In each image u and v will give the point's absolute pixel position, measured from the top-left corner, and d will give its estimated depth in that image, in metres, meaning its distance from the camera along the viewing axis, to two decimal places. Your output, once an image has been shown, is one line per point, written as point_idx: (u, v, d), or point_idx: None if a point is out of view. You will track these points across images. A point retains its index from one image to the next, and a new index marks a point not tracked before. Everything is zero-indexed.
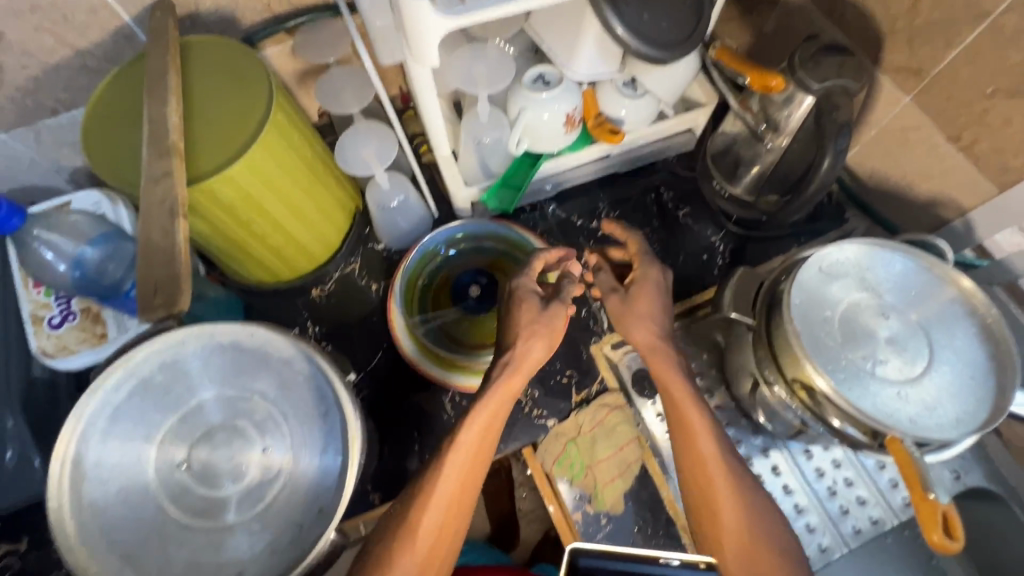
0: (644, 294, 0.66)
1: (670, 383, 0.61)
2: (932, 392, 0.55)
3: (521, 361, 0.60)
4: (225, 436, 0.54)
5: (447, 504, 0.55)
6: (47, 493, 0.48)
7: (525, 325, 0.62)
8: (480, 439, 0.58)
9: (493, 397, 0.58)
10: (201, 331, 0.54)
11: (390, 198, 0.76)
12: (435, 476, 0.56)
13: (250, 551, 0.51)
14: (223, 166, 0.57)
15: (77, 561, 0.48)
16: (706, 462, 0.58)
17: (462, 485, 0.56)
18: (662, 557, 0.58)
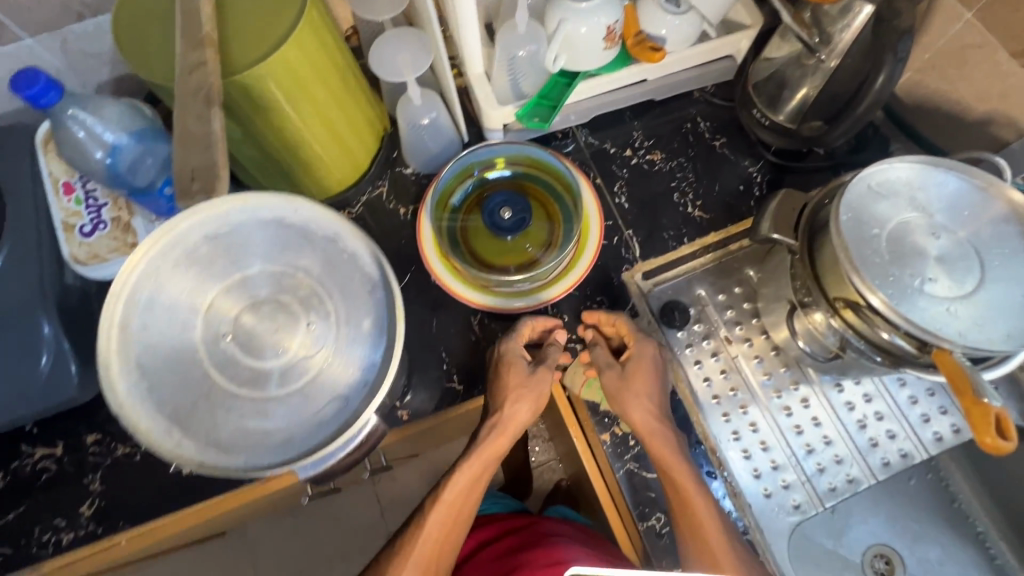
0: (640, 372, 0.66)
1: (666, 457, 0.64)
2: (983, 308, 0.54)
3: (506, 425, 0.66)
4: (270, 308, 0.53)
5: (427, 557, 0.64)
6: (98, 349, 0.48)
7: (506, 394, 0.66)
8: (468, 487, 0.67)
9: (476, 462, 0.67)
10: (246, 203, 0.53)
11: (422, 114, 0.73)
12: (417, 531, 0.65)
13: (296, 419, 0.51)
14: (258, 61, 0.55)
15: (128, 415, 0.48)
16: (703, 520, 0.62)
17: (442, 540, 0.65)
18: None
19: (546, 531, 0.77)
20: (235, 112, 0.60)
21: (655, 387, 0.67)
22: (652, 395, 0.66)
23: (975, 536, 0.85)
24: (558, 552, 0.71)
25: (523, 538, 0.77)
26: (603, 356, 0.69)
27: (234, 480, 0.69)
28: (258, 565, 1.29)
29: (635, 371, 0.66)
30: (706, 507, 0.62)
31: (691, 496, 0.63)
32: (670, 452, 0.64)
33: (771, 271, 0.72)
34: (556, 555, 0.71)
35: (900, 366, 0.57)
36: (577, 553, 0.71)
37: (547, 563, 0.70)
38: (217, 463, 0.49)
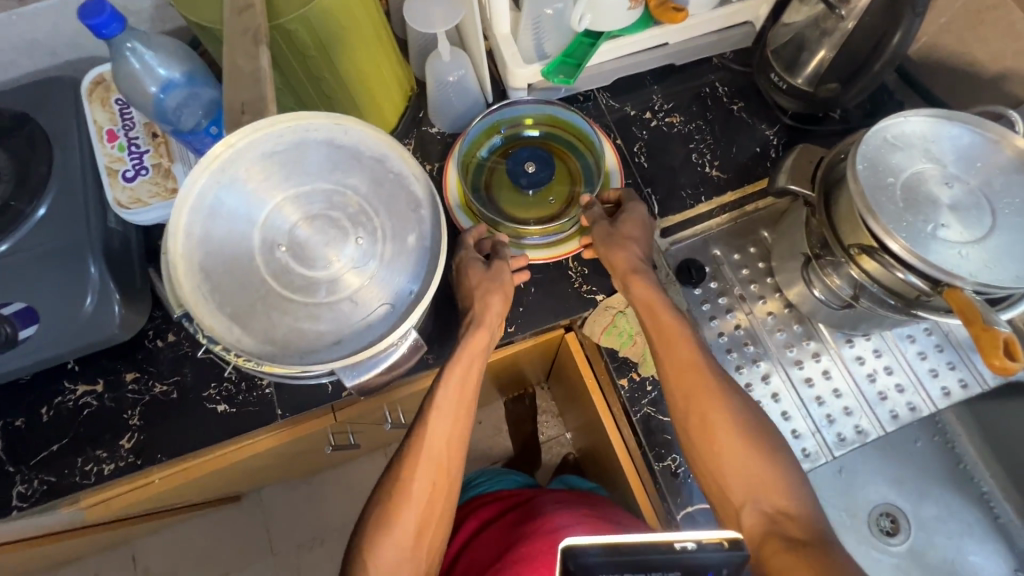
0: (630, 221, 0.72)
1: (650, 297, 0.67)
2: (993, 252, 0.56)
3: (483, 318, 0.67)
4: (324, 224, 0.52)
5: (437, 459, 0.63)
6: (163, 252, 0.47)
7: (479, 288, 0.68)
8: (462, 381, 0.65)
9: (464, 353, 0.66)
10: (300, 120, 0.51)
11: (449, 71, 0.75)
12: (420, 437, 0.63)
13: (348, 324, 0.51)
14: (302, 7, 0.57)
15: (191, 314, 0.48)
16: (698, 375, 0.63)
17: (449, 444, 0.63)
18: (677, 541, 0.43)
19: (543, 502, 0.77)
20: (278, 59, 0.63)
21: (642, 236, 0.71)
22: (633, 246, 0.70)
23: (980, 496, 0.87)
24: (554, 519, 0.71)
25: (521, 510, 0.77)
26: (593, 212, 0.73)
27: (265, 418, 0.72)
28: (273, 526, 1.32)
29: (624, 223, 0.71)
30: (697, 367, 0.63)
31: (678, 342, 0.65)
32: (660, 326, 0.66)
33: (786, 228, 0.75)
34: (552, 523, 0.71)
35: (912, 309, 0.59)
36: (576, 522, 0.71)
37: (542, 530, 0.70)
38: (274, 360, 0.49)
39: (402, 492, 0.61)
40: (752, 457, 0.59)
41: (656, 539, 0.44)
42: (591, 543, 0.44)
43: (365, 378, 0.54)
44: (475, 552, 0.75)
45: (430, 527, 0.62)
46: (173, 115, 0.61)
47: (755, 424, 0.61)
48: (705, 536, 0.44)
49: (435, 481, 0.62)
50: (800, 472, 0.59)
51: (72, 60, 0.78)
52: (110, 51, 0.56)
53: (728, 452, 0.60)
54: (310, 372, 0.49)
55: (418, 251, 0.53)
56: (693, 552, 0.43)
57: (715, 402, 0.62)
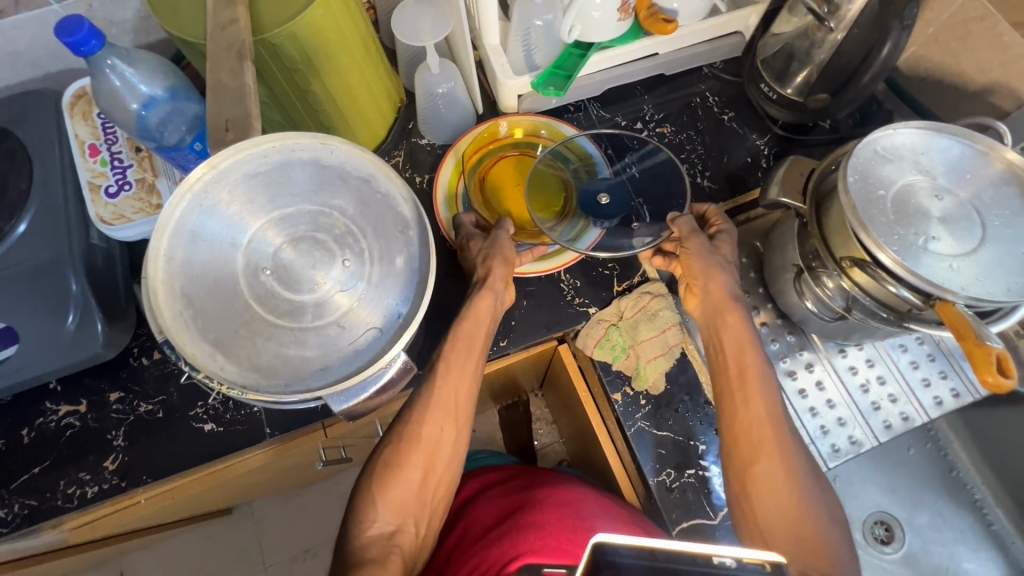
0: (726, 244, 0.70)
1: (734, 329, 0.65)
2: (984, 265, 0.56)
3: (490, 281, 0.66)
4: (309, 245, 0.51)
5: (446, 407, 0.62)
6: (143, 273, 0.46)
7: (489, 251, 0.69)
8: (469, 334, 0.64)
9: (478, 307, 0.65)
10: (286, 141, 0.50)
11: (438, 83, 0.74)
12: (432, 382, 0.63)
13: (335, 349, 0.50)
14: (286, 22, 0.56)
15: (172, 337, 0.46)
16: (768, 426, 0.60)
17: (456, 393, 0.63)
18: (714, 556, 0.42)
19: (547, 476, 0.78)
20: (264, 73, 0.61)
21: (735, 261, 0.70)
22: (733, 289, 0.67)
23: (973, 503, 0.87)
24: (562, 491, 0.73)
25: (525, 481, 0.78)
26: (687, 223, 0.69)
27: (253, 437, 0.71)
28: (264, 540, 1.31)
29: (719, 245, 0.70)
30: (773, 421, 0.61)
31: (753, 385, 0.62)
32: (742, 366, 0.63)
33: (778, 240, 0.74)
34: (559, 496, 0.72)
35: (904, 322, 0.59)
36: (583, 498, 0.72)
37: (550, 501, 0.71)
38: (258, 388, 0.48)
39: (411, 438, 0.61)
40: (811, 527, 0.57)
41: (695, 552, 0.42)
42: (625, 544, 0.43)
43: (354, 402, 0.52)
44: (477, 513, 0.75)
45: (434, 475, 0.61)
46: (157, 131, 0.60)
47: (818, 493, 0.58)
48: (745, 556, 0.42)
49: (443, 429, 0.62)
50: (847, 540, 0.57)
51: (53, 72, 0.77)
52: (89, 67, 0.54)
53: (783, 504, 0.57)
54: (295, 400, 0.48)
55: (408, 274, 0.52)
56: (731, 570, 0.42)
57: (780, 461, 0.59)
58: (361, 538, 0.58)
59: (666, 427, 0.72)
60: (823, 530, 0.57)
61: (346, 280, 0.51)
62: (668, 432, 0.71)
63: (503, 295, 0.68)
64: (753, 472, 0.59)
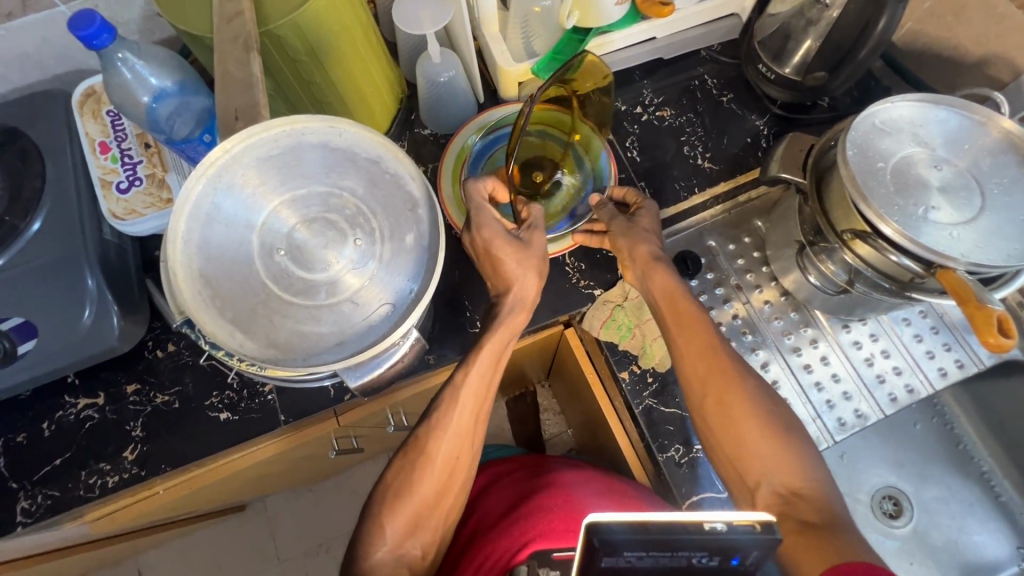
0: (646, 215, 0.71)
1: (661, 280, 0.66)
2: (984, 232, 0.57)
3: (525, 301, 0.64)
4: (322, 226, 0.53)
5: (463, 430, 0.62)
6: (164, 254, 0.47)
7: (518, 251, 0.62)
8: (497, 346, 0.63)
9: (503, 329, 0.63)
10: (297, 125, 0.52)
11: (439, 72, 0.75)
12: (450, 406, 0.61)
13: (350, 324, 0.51)
14: (291, 13, 0.57)
15: (194, 315, 0.48)
16: (711, 353, 0.62)
17: (476, 412, 0.62)
18: (706, 521, 0.42)
19: (555, 462, 0.79)
20: (269, 65, 0.63)
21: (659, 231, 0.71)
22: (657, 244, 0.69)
23: (980, 475, 0.88)
24: (572, 474, 0.75)
25: (535, 466, 0.79)
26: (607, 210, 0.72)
27: (267, 425, 0.72)
28: (278, 535, 1.32)
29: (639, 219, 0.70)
30: (714, 348, 0.62)
31: (689, 317, 0.64)
32: (678, 310, 0.65)
33: (780, 217, 0.75)
34: (567, 479, 0.73)
35: (906, 291, 0.60)
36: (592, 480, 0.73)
37: (556, 484, 0.73)
38: (277, 363, 0.49)
39: (427, 459, 0.61)
40: (774, 441, 0.59)
41: (685, 519, 0.42)
42: (615, 520, 0.42)
43: (368, 378, 0.54)
44: (488, 502, 0.77)
45: (448, 496, 0.63)
46: (167, 124, 0.62)
47: (773, 411, 0.60)
48: (734, 518, 0.43)
49: (459, 457, 0.62)
50: (812, 451, 0.59)
51: (62, 73, 0.78)
52: (101, 61, 0.56)
53: (744, 428, 0.59)
54: (313, 373, 0.49)
55: (417, 251, 0.53)
56: (722, 533, 0.42)
57: (735, 391, 0.61)
58: (370, 560, 0.59)
59: (673, 404, 0.73)
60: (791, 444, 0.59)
61: (358, 259, 0.53)
62: (675, 409, 0.72)
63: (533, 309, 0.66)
64: (706, 405, 0.61)
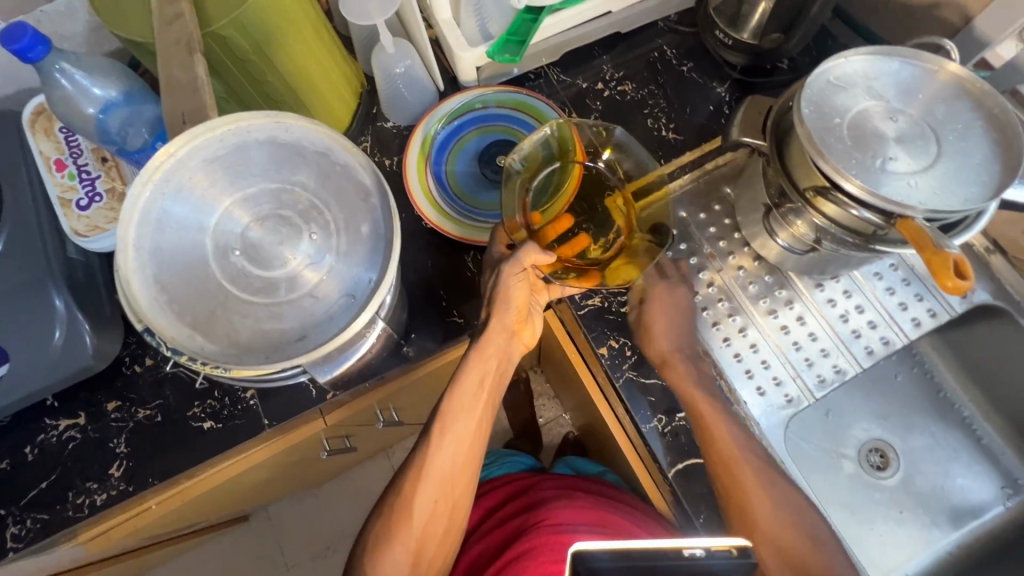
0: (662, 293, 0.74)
1: (683, 384, 0.69)
2: (941, 179, 0.57)
3: (494, 335, 0.67)
4: (275, 224, 0.53)
5: (439, 476, 0.64)
6: (115, 263, 0.47)
7: (497, 297, 0.66)
8: (470, 388, 0.66)
9: (472, 372, 0.66)
10: (239, 122, 0.50)
11: (396, 63, 0.74)
12: (425, 452, 0.65)
13: (311, 317, 0.51)
14: (231, 11, 0.56)
15: (151, 322, 0.48)
16: (730, 453, 0.66)
17: (452, 457, 0.65)
18: (686, 548, 0.50)
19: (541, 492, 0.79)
20: (218, 67, 0.62)
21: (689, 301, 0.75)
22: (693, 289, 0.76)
23: (962, 421, 0.89)
24: (560, 503, 0.75)
25: (526, 498, 0.80)
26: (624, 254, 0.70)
27: (252, 430, 0.72)
28: (284, 541, 1.32)
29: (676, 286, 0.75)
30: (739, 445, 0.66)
31: (706, 415, 0.68)
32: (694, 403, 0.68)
33: (746, 182, 0.75)
34: (557, 517, 0.73)
35: (871, 244, 0.60)
36: (580, 514, 0.73)
37: (547, 522, 0.72)
38: (240, 363, 0.49)
39: (403, 508, 0.64)
40: (796, 530, 0.64)
41: (667, 547, 0.50)
42: (600, 549, 0.49)
43: (337, 371, 0.55)
44: (477, 548, 0.76)
45: (430, 543, 0.65)
46: (118, 134, 0.61)
47: (792, 503, 0.65)
48: (714, 544, 0.52)
49: (436, 504, 0.64)
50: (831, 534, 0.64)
51: (10, 92, 0.76)
52: (39, 75, 0.55)
53: (763, 520, 0.64)
54: (277, 369, 0.49)
55: (372, 239, 0.52)
56: (702, 557, 0.51)
57: (757, 486, 0.65)
58: None
59: (653, 375, 0.73)
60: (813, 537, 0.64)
61: (314, 255, 0.53)
62: (655, 379, 0.73)
63: (508, 346, 0.69)
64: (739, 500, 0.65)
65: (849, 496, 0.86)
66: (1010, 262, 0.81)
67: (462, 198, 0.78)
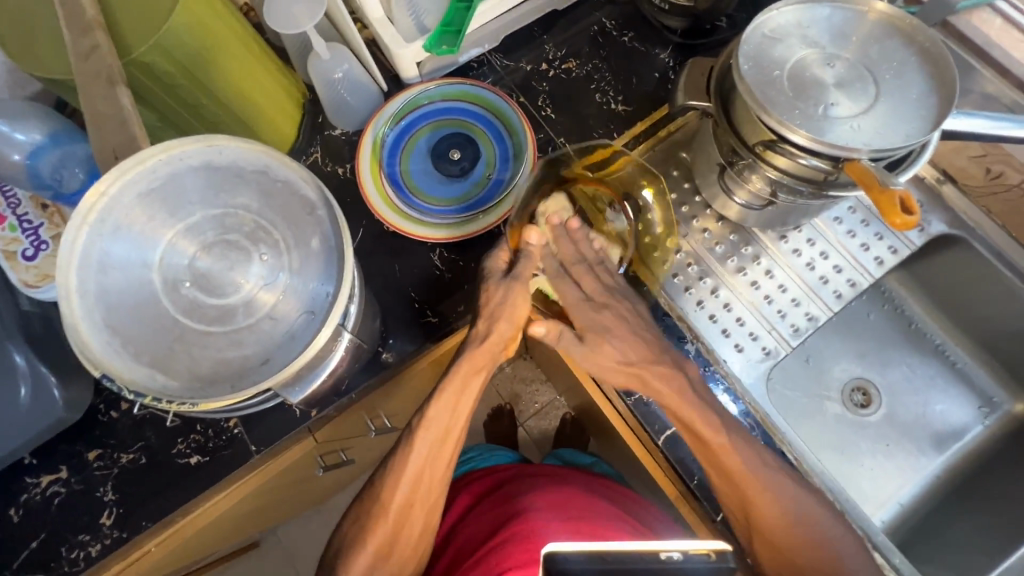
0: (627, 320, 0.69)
1: (690, 421, 0.65)
2: (882, 118, 0.58)
3: (488, 338, 0.67)
4: (222, 249, 0.52)
5: (419, 478, 0.66)
6: (59, 310, 0.46)
7: (489, 306, 0.67)
8: (455, 390, 0.66)
9: (457, 374, 0.66)
10: (170, 150, 0.50)
11: (333, 68, 0.73)
12: (407, 451, 0.66)
13: (274, 340, 0.51)
14: (149, 35, 0.54)
15: (108, 365, 0.47)
16: (738, 481, 0.64)
17: (432, 458, 0.66)
18: (663, 552, 0.56)
19: (536, 478, 0.80)
20: (145, 95, 0.60)
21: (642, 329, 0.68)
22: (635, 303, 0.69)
23: (934, 349, 0.92)
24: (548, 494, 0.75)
25: (510, 488, 0.79)
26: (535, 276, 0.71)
27: (241, 459, 0.71)
28: (298, 563, 1.32)
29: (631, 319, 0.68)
30: (743, 471, 0.64)
31: (715, 447, 0.64)
32: (702, 438, 0.65)
33: (699, 144, 0.76)
34: (548, 499, 0.74)
35: (825, 191, 0.61)
36: (576, 504, 0.74)
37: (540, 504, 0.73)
38: (207, 396, 0.48)
39: (382, 508, 0.65)
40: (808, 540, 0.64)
41: (643, 551, 0.56)
42: (572, 552, 0.54)
43: (311, 390, 0.55)
44: (467, 531, 0.76)
45: (403, 542, 0.66)
46: (51, 178, 0.59)
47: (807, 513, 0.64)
48: (692, 548, 0.57)
49: (413, 503, 0.66)
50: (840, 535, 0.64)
51: None
52: None
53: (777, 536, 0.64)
54: (247, 396, 0.48)
55: (327, 254, 0.52)
56: (679, 560, 0.56)
57: (768, 506, 0.64)
58: None
59: None
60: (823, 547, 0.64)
61: (267, 276, 0.52)
62: None
63: (499, 357, 0.70)
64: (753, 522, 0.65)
65: (837, 437, 0.88)
66: (961, 189, 0.83)
67: (419, 196, 0.77)
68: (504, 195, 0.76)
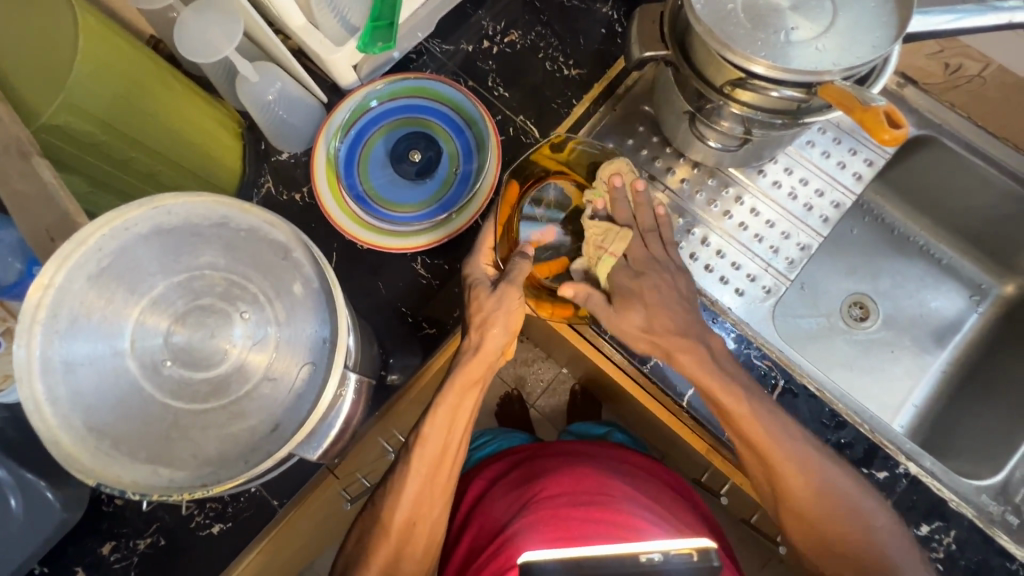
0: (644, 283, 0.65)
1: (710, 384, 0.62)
2: (845, 34, 0.57)
3: (479, 351, 0.61)
4: (197, 317, 0.48)
5: (421, 497, 0.62)
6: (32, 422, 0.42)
7: (489, 317, 0.61)
8: (451, 408, 0.62)
9: (449, 392, 0.62)
10: (115, 222, 0.46)
11: (265, 90, 0.67)
12: (404, 470, 0.62)
13: (277, 403, 0.48)
14: (55, 93, 0.48)
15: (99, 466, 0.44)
16: (767, 453, 0.61)
17: (431, 475, 0.62)
18: (643, 554, 0.54)
19: (553, 459, 0.69)
20: (67, 161, 0.54)
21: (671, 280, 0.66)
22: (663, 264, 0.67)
23: (920, 250, 0.93)
24: (549, 487, 0.64)
25: (530, 469, 0.69)
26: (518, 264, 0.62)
27: (264, 517, 0.68)
28: None
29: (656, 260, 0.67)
30: (766, 441, 0.61)
31: (738, 417, 0.62)
32: (725, 412, 0.62)
33: (660, 97, 0.73)
34: (559, 486, 0.64)
35: (800, 119, 0.59)
36: (604, 485, 0.64)
37: (548, 492, 0.63)
38: (220, 479, 0.45)
39: (383, 529, 0.61)
40: (826, 500, 0.61)
41: (622, 554, 0.54)
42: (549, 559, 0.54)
43: (328, 443, 0.51)
44: (479, 521, 0.66)
45: (409, 562, 0.61)
46: None
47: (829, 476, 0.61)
48: (672, 549, 0.55)
49: (417, 519, 0.61)
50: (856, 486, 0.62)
51: None
52: None
53: (796, 500, 0.62)
54: (260, 470, 0.45)
55: (315, 302, 0.50)
56: (660, 562, 0.54)
57: (785, 472, 0.61)
58: None
59: None
60: (847, 506, 0.61)
61: (252, 337, 0.48)
62: None
63: (496, 366, 0.64)
64: (781, 485, 0.62)
65: (844, 354, 0.89)
66: (923, 89, 0.84)
67: (388, 207, 0.73)
68: (474, 188, 0.72)
